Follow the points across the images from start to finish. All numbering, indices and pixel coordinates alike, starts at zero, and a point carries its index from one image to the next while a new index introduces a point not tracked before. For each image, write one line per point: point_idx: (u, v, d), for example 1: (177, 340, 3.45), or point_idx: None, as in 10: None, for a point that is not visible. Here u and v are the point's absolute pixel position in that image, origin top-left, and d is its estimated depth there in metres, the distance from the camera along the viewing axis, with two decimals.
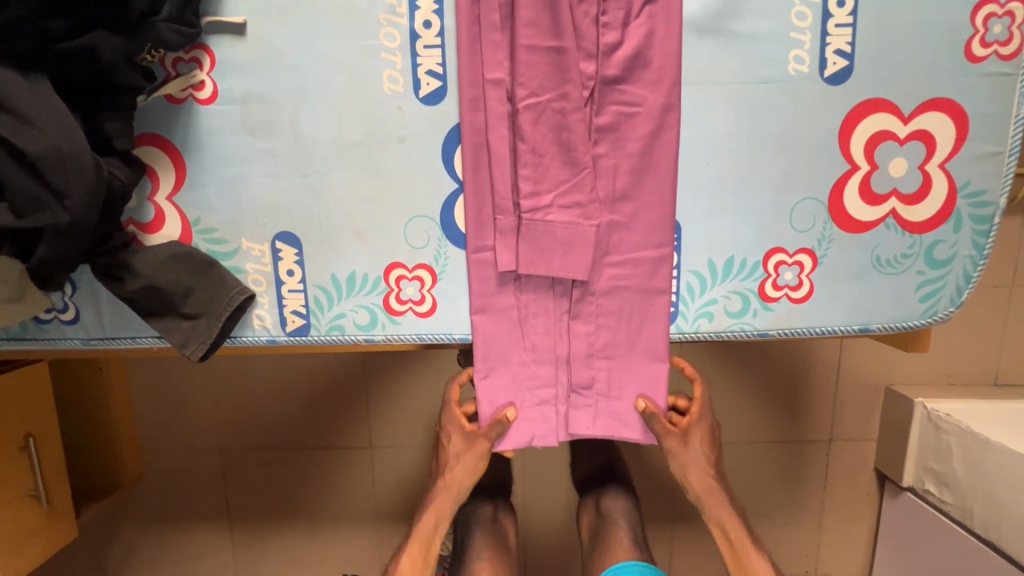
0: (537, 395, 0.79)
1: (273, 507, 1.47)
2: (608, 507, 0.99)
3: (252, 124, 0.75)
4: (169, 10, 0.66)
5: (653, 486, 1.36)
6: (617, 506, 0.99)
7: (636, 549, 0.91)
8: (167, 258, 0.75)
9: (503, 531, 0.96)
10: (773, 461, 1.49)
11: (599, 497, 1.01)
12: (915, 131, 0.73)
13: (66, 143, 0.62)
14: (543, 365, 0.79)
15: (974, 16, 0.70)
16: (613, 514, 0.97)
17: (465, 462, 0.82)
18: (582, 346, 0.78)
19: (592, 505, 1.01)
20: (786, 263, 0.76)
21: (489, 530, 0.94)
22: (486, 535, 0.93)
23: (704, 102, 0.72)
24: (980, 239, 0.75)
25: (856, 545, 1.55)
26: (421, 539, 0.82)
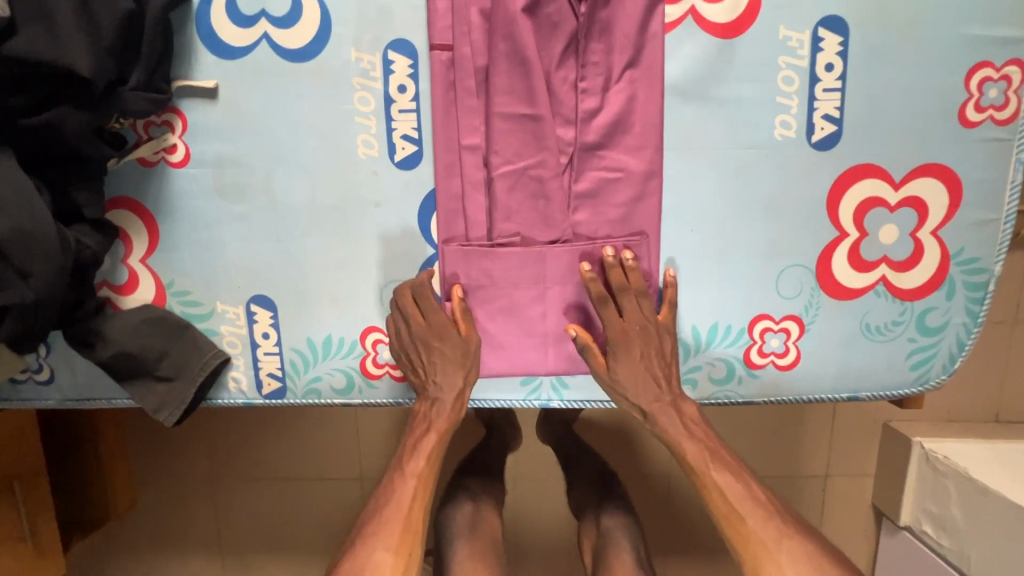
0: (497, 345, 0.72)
1: (267, 535, 1.46)
2: (608, 525, 0.98)
3: (225, 188, 0.73)
4: (137, 78, 0.65)
5: (647, 511, 1.34)
6: (618, 521, 0.98)
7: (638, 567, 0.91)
8: (141, 323, 0.74)
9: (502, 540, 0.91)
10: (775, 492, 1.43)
11: (598, 517, 1.00)
12: (907, 197, 0.70)
13: (31, 223, 0.61)
14: (502, 340, 0.72)
15: (969, 81, 0.68)
16: (613, 530, 0.97)
17: (447, 420, 0.70)
18: (537, 328, 0.72)
19: (592, 525, 1.00)
20: (772, 329, 0.74)
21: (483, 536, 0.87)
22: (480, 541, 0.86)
23: (686, 168, 0.70)
24: (974, 306, 0.73)
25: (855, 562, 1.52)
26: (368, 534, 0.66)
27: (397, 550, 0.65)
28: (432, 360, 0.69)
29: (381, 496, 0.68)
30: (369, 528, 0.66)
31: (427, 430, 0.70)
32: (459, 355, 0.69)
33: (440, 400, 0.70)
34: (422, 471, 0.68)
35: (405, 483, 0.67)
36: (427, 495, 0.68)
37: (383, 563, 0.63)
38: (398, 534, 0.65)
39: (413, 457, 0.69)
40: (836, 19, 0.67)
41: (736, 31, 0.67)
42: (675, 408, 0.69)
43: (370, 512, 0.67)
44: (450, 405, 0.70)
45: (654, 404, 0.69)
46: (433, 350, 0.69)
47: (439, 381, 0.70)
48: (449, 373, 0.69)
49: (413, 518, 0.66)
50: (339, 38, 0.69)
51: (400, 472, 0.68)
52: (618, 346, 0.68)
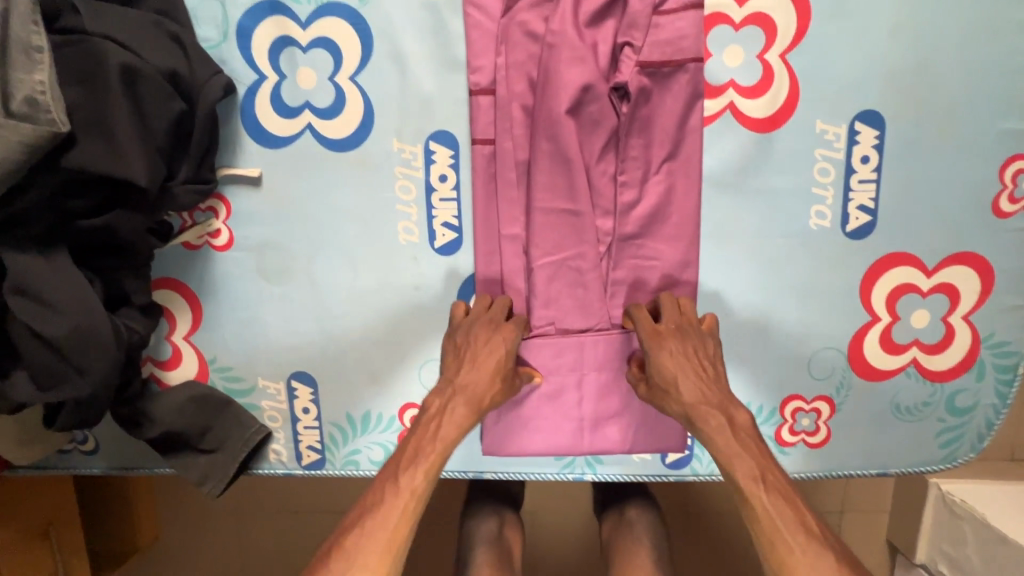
0: (533, 424, 0.74)
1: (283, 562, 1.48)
2: (632, 518, 0.84)
3: (268, 269, 0.75)
4: (186, 171, 0.67)
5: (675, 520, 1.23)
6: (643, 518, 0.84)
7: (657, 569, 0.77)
8: (185, 402, 0.76)
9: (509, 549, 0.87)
10: None
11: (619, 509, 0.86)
12: (939, 284, 0.71)
13: (87, 321, 0.62)
14: (538, 420, 0.74)
15: (1003, 173, 0.69)
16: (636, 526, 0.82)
17: (458, 409, 0.64)
18: (573, 409, 0.74)
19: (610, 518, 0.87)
20: (803, 409, 0.75)
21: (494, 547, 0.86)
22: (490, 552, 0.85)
23: (722, 256, 0.71)
24: (1003, 387, 0.74)
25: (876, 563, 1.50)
26: (349, 541, 0.57)
27: (378, 562, 0.56)
28: (470, 358, 0.66)
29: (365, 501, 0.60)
30: (346, 538, 0.57)
31: (430, 433, 0.63)
32: (494, 355, 0.66)
33: (451, 401, 0.65)
34: (421, 487, 0.60)
35: (396, 486, 0.60)
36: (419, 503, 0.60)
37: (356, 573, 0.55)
38: (388, 542, 0.57)
39: (409, 460, 0.62)
40: (872, 114, 0.67)
41: (774, 126, 0.68)
42: (725, 413, 0.62)
43: (354, 519, 0.58)
44: (460, 408, 0.65)
45: (702, 405, 0.63)
46: (468, 354, 0.67)
47: (457, 380, 0.66)
48: (477, 377, 0.66)
49: (400, 524, 0.58)
50: (381, 129, 0.70)
51: (394, 474, 0.61)
52: (653, 340, 0.66)
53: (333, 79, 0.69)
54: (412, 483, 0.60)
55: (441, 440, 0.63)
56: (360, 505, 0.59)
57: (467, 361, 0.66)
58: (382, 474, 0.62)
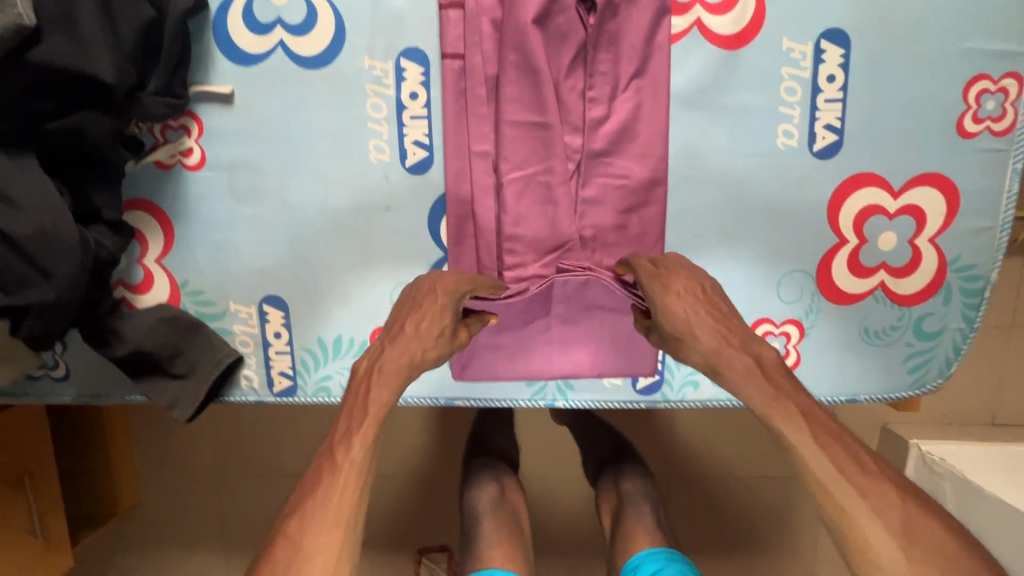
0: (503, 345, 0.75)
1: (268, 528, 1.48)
2: (628, 491, 0.91)
3: (240, 189, 0.75)
4: (156, 82, 0.67)
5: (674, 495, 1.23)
6: (638, 488, 0.91)
7: (656, 531, 0.83)
8: (155, 322, 0.76)
9: (513, 509, 0.90)
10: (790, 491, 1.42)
11: (617, 481, 0.93)
12: (905, 206, 0.72)
13: (51, 222, 0.62)
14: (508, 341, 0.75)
15: (967, 93, 0.69)
16: (636, 500, 0.89)
17: (397, 360, 0.63)
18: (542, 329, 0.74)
19: (610, 487, 0.93)
20: (773, 333, 0.76)
21: (499, 513, 0.87)
22: (497, 518, 0.86)
23: (691, 175, 0.72)
24: (971, 312, 0.75)
25: None
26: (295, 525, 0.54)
27: (329, 541, 0.53)
28: (412, 313, 0.66)
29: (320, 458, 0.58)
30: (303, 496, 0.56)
31: (372, 391, 0.61)
32: (436, 308, 0.66)
33: (386, 356, 0.63)
34: (360, 459, 0.57)
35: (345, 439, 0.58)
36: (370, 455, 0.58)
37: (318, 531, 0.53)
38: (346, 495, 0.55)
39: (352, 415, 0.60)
40: (837, 32, 0.68)
41: (740, 43, 0.68)
42: (749, 352, 0.61)
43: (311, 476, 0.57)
44: (397, 362, 0.63)
45: (724, 347, 0.62)
46: (406, 314, 0.66)
47: (393, 334, 0.65)
48: (411, 331, 0.65)
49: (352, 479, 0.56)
50: (353, 46, 0.70)
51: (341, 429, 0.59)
52: (654, 284, 0.65)
53: None
54: (351, 457, 0.57)
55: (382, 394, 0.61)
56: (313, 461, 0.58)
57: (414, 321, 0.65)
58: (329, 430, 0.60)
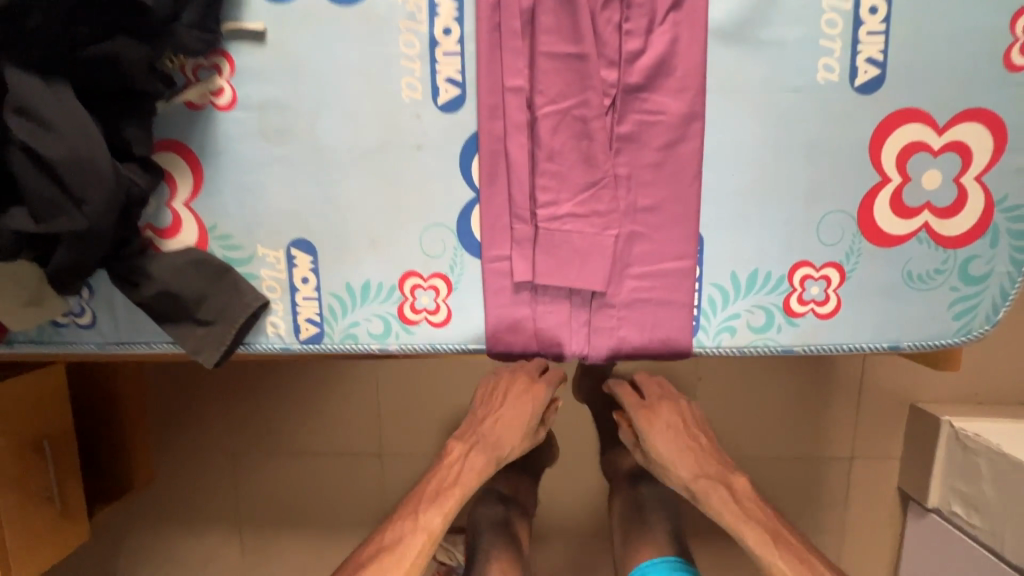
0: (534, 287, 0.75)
1: (304, 514, 1.45)
2: (650, 520, 1.07)
3: (270, 131, 0.74)
4: (190, 17, 0.67)
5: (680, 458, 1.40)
6: (660, 521, 1.06)
7: (669, 545, 1.02)
8: (183, 265, 0.75)
9: (515, 533, 1.07)
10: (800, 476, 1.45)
11: (636, 494, 1.11)
12: (951, 143, 0.70)
13: (86, 148, 0.61)
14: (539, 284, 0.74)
15: (1014, 24, 0.68)
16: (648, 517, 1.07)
17: (457, 475, 0.91)
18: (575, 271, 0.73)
19: (627, 501, 1.11)
20: (813, 277, 0.74)
21: (500, 532, 1.06)
22: (498, 536, 1.05)
23: (729, 112, 0.70)
24: (1019, 255, 0.72)
25: (882, 541, 1.48)
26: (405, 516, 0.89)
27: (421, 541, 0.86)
28: (485, 439, 0.95)
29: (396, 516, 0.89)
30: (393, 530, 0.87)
31: (443, 498, 0.89)
32: (486, 468, 0.93)
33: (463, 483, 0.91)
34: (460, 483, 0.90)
35: (430, 496, 0.90)
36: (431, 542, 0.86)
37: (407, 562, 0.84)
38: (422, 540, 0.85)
39: (445, 500, 0.89)
40: None
41: None
42: (724, 483, 0.93)
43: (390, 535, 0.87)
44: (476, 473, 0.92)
45: (700, 477, 0.94)
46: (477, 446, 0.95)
47: (449, 468, 0.92)
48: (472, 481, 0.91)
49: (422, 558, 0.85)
50: None
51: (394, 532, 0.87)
52: (664, 449, 0.97)
53: None
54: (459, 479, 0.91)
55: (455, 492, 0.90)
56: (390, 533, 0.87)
57: (452, 505, 0.88)
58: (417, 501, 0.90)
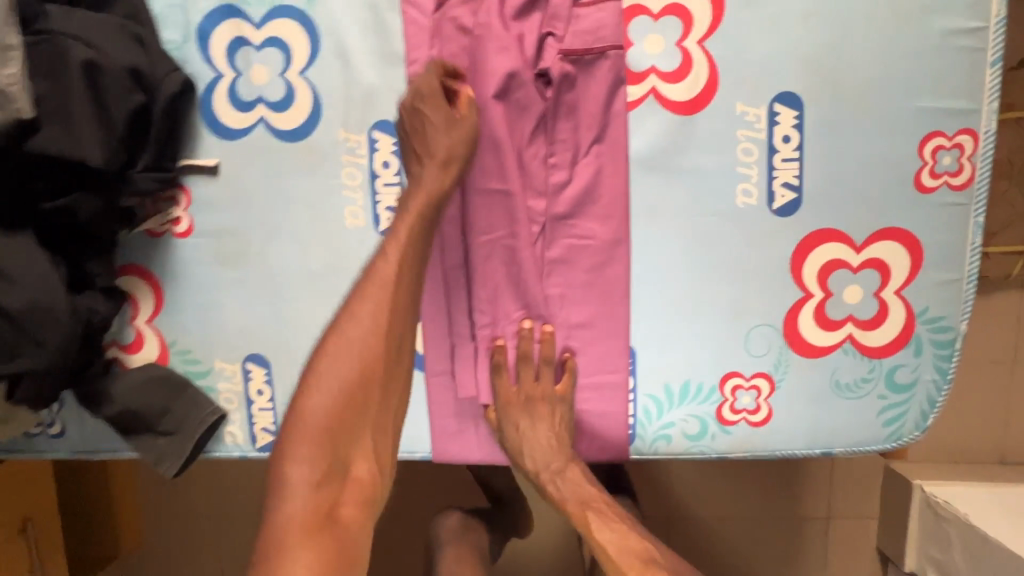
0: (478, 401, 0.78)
1: None
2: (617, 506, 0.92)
3: (225, 255, 0.79)
4: (146, 160, 0.72)
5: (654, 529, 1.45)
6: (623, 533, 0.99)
7: None
8: (144, 382, 0.79)
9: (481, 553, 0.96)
10: (780, 540, 1.44)
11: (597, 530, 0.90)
12: (869, 259, 0.73)
13: (45, 296, 0.66)
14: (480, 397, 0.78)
15: (922, 149, 0.71)
16: None
17: (334, 432, 0.62)
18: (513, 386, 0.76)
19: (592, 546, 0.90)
20: (743, 387, 0.76)
21: (460, 544, 0.95)
22: (458, 548, 0.94)
23: (653, 234, 0.74)
24: (943, 363, 0.74)
25: None
26: (291, 479, 0.60)
27: (366, 477, 0.63)
28: (426, 154, 0.68)
29: (298, 437, 0.61)
30: (290, 471, 0.60)
31: (362, 381, 0.63)
32: (440, 186, 0.68)
33: (400, 256, 0.66)
34: (361, 396, 0.63)
35: (351, 356, 0.63)
36: (348, 537, 0.60)
37: (292, 534, 0.59)
38: (311, 557, 0.58)
39: (371, 292, 0.65)
40: (790, 95, 0.70)
41: (695, 108, 0.71)
42: (562, 474, 0.77)
43: (291, 469, 0.61)
44: (409, 280, 0.66)
45: (543, 471, 0.77)
46: (407, 199, 0.68)
47: (388, 254, 0.66)
48: (406, 275, 0.66)
49: (350, 517, 0.61)
50: (328, 120, 0.75)
51: (310, 411, 0.62)
52: (509, 418, 0.76)
53: (283, 75, 0.74)
54: (363, 383, 0.63)
55: (389, 409, 0.65)
56: (292, 469, 0.61)
57: (407, 240, 0.66)
58: (335, 432, 0.62)
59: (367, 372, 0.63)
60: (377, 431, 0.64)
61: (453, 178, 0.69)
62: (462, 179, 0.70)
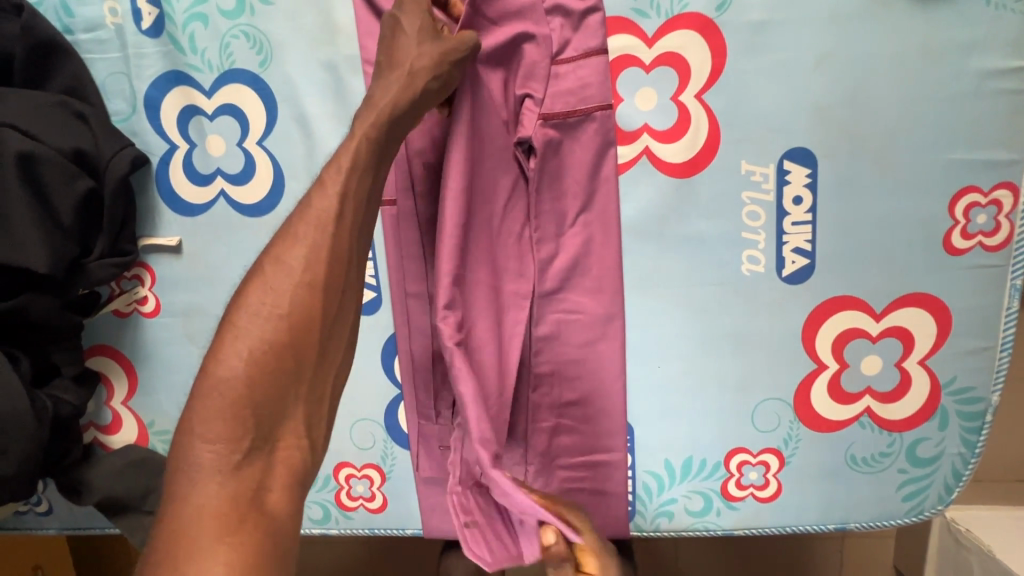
0: None
1: None
2: None
3: (196, 334, 0.75)
4: (102, 246, 0.68)
5: None
6: None
7: None
8: (123, 466, 0.76)
9: None
10: None
11: None
12: (890, 328, 0.66)
13: (5, 406, 0.62)
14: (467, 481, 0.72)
15: (954, 206, 0.63)
16: None
17: (267, 468, 0.40)
18: None
19: None
20: (750, 462, 0.71)
21: None
22: None
23: (650, 306, 0.68)
24: (971, 436, 0.68)
25: None
26: (209, 380, 0.41)
27: (306, 391, 0.43)
28: (391, 66, 0.53)
29: (206, 400, 0.40)
30: (195, 485, 0.38)
31: (293, 391, 0.42)
32: (395, 105, 0.51)
33: (341, 171, 0.47)
34: (311, 284, 0.43)
35: (275, 306, 0.42)
36: (277, 535, 0.38)
37: (201, 533, 0.36)
38: (226, 565, 0.35)
39: (300, 228, 0.45)
40: (802, 151, 0.63)
41: (694, 169, 0.64)
42: None
43: (199, 447, 0.39)
44: (354, 219, 0.46)
45: None
46: (353, 120, 0.50)
47: (326, 184, 0.46)
48: (346, 230, 0.46)
49: (282, 510, 0.39)
50: (293, 192, 0.69)
51: (225, 376, 0.41)
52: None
53: (240, 145, 0.68)
54: (312, 221, 0.45)
55: (324, 391, 0.44)
56: (200, 453, 0.39)
57: (352, 167, 0.47)
58: (256, 394, 0.41)
59: (302, 317, 0.43)
60: (320, 365, 0.44)
61: (418, 96, 0.53)
62: (426, 104, 0.54)
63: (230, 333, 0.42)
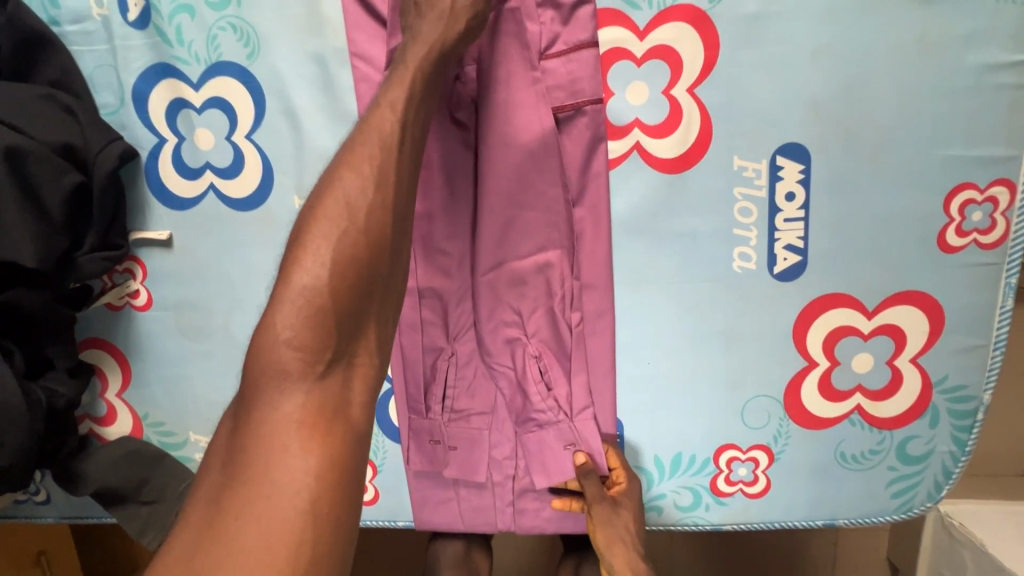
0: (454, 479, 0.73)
1: None
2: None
3: (188, 328, 0.75)
4: (92, 240, 0.67)
5: None
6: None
7: None
8: (118, 458, 0.76)
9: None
10: None
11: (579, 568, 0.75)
12: (882, 326, 0.66)
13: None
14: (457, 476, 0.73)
15: (949, 204, 0.62)
16: None
17: (346, 378, 0.42)
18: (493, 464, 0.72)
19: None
20: (740, 458, 0.71)
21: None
22: None
23: (640, 303, 0.67)
24: (962, 434, 0.68)
25: None
26: (287, 287, 0.41)
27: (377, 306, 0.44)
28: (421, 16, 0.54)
29: (287, 308, 0.41)
30: (283, 391, 0.40)
31: (365, 309, 0.43)
32: (442, 42, 0.52)
33: (400, 100, 0.48)
34: (379, 201, 0.44)
35: (351, 223, 0.43)
36: (357, 441, 0.41)
37: (293, 436, 0.39)
38: (316, 469, 0.39)
39: (365, 147, 0.45)
40: (794, 147, 0.62)
41: (684, 165, 0.63)
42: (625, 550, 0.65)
43: (283, 351, 0.40)
44: (412, 142, 0.48)
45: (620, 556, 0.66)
46: (403, 53, 0.51)
47: (385, 106, 0.47)
48: (406, 152, 0.47)
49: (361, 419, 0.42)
50: (282, 186, 0.69)
51: (307, 284, 0.41)
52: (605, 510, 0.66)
53: (230, 138, 0.68)
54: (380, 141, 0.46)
55: (391, 309, 0.45)
56: (284, 357, 0.40)
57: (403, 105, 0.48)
58: (337, 305, 0.41)
59: (375, 236, 0.44)
60: (385, 289, 0.45)
61: (458, 42, 0.54)
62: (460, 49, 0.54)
63: (304, 244, 0.42)
